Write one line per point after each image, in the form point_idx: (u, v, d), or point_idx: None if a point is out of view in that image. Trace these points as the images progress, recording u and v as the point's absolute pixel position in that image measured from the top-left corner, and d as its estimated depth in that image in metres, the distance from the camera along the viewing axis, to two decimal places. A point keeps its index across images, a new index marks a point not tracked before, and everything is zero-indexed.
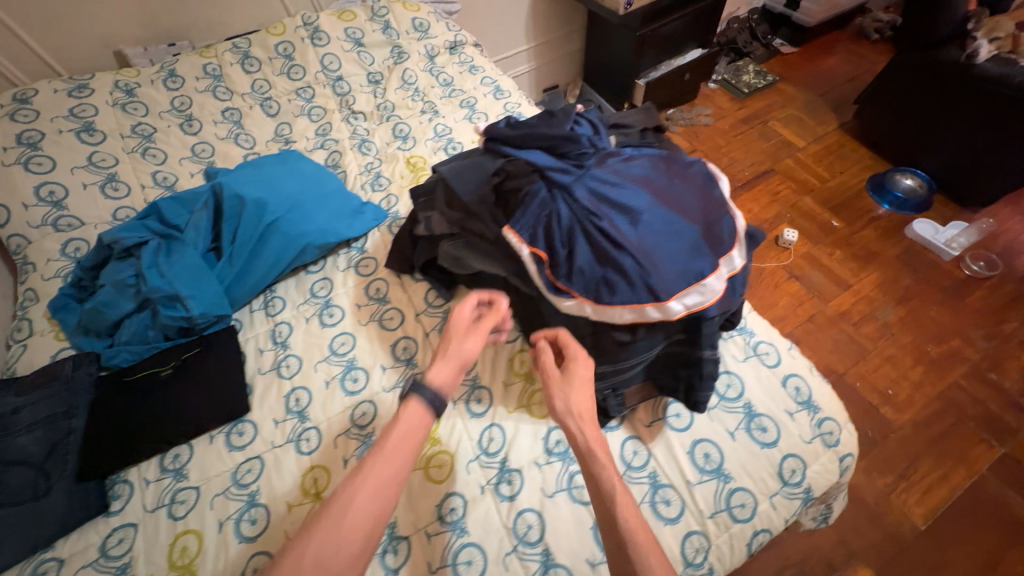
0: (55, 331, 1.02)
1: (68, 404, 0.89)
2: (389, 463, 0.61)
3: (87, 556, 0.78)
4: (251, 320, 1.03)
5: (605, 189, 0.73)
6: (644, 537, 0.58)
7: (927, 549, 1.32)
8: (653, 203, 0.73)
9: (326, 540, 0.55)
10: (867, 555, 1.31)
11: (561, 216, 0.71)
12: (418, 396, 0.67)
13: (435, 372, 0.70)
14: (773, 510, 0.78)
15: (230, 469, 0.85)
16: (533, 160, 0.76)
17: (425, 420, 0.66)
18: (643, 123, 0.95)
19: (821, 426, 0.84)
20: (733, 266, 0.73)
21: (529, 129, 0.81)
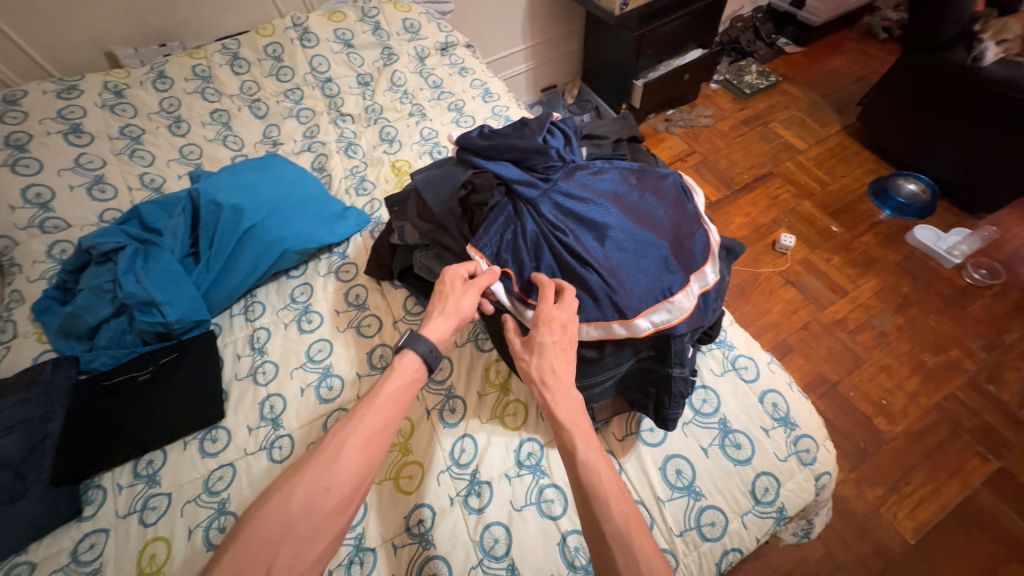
0: (38, 333, 1.03)
1: (46, 409, 0.89)
2: (380, 415, 0.62)
3: (59, 561, 0.79)
4: (230, 325, 1.03)
5: (571, 203, 0.74)
6: (613, 495, 0.57)
7: (916, 564, 1.29)
8: (620, 217, 0.74)
9: (286, 507, 0.55)
10: (854, 568, 1.29)
11: (528, 234, 0.73)
12: (413, 350, 0.67)
13: (432, 328, 0.68)
14: (745, 529, 0.77)
15: (202, 476, 0.85)
16: (500, 173, 0.77)
17: (420, 373, 0.67)
18: (618, 134, 0.96)
19: (798, 443, 0.82)
20: (705, 283, 0.74)
21: (502, 139, 0.81)
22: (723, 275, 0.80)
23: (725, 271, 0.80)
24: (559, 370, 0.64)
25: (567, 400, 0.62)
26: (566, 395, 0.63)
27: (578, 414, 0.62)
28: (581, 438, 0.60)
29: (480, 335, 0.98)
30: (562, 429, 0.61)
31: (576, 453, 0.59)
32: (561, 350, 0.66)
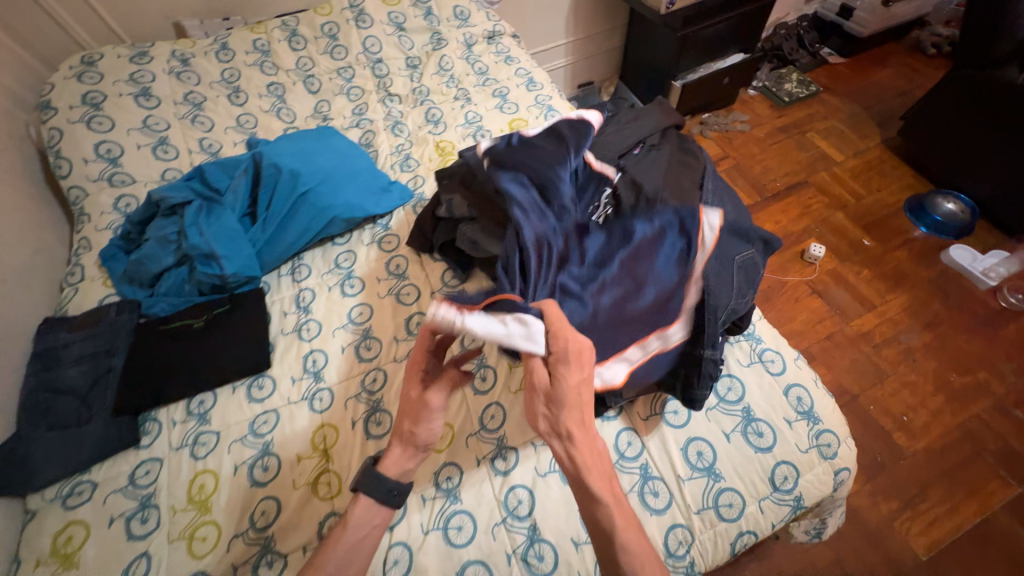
0: (103, 278, 1.11)
1: (109, 345, 0.98)
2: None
3: (118, 482, 0.86)
4: (278, 284, 1.09)
5: (575, 248, 0.71)
6: None
7: None
8: (625, 266, 0.69)
9: None
10: None
11: (534, 259, 0.67)
12: (368, 494, 0.73)
13: (391, 464, 0.75)
14: (761, 513, 0.80)
15: (248, 419, 0.91)
16: (511, 191, 0.71)
17: (378, 517, 0.74)
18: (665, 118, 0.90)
19: (819, 437, 0.84)
20: (665, 342, 0.72)
21: (531, 151, 0.77)
22: (749, 255, 0.79)
23: (749, 250, 0.78)
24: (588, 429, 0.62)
25: (598, 483, 0.61)
26: (597, 480, 0.61)
27: (615, 493, 0.62)
28: (618, 512, 0.61)
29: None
30: (598, 515, 0.61)
31: (613, 535, 0.60)
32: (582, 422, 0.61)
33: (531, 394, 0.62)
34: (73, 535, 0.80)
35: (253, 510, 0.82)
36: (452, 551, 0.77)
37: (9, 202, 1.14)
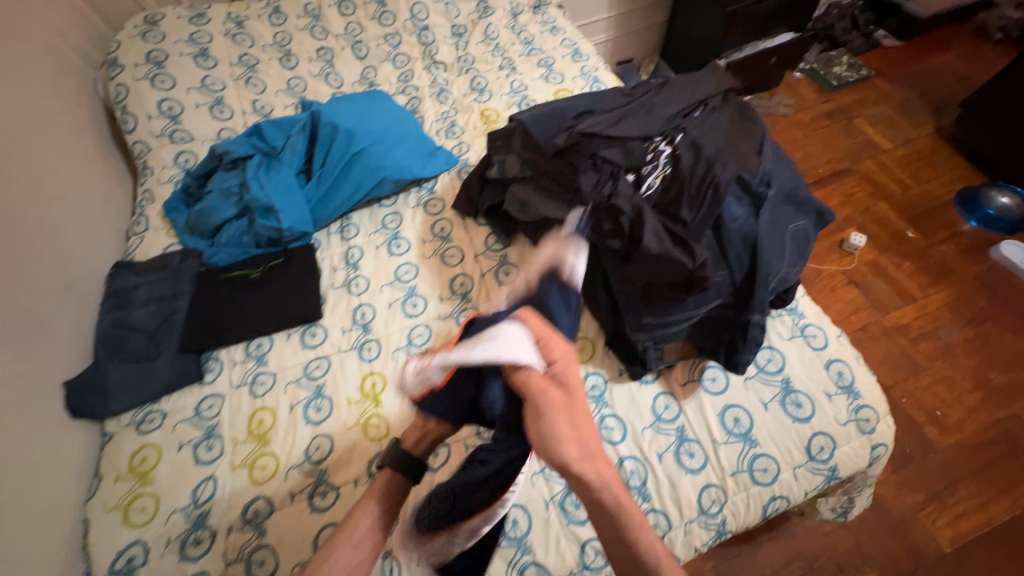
0: (165, 229, 1.17)
1: (175, 289, 1.04)
2: (358, 546, 0.68)
3: (185, 413, 0.92)
4: (328, 242, 1.13)
5: None
6: None
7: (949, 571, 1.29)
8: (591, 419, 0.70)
9: None
10: (882, 564, 1.30)
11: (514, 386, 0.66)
12: (391, 464, 0.76)
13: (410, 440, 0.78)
14: (795, 480, 0.81)
15: (302, 363, 0.97)
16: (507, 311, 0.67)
17: (399, 490, 0.75)
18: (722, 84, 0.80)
19: (858, 412, 0.85)
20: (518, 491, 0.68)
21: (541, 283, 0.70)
22: (802, 226, 0.79)
23: (802, 221, 0.78)
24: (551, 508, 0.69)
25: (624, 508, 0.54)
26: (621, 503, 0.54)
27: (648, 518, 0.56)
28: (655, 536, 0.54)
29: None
30: (639, 553, 0.53)
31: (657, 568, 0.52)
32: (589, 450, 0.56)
33: (548, 412, 0.57)
34: (147, 456, 0.87)
35: (308, 445, 0.87)
36: None
37: (80, 153, 1.21)
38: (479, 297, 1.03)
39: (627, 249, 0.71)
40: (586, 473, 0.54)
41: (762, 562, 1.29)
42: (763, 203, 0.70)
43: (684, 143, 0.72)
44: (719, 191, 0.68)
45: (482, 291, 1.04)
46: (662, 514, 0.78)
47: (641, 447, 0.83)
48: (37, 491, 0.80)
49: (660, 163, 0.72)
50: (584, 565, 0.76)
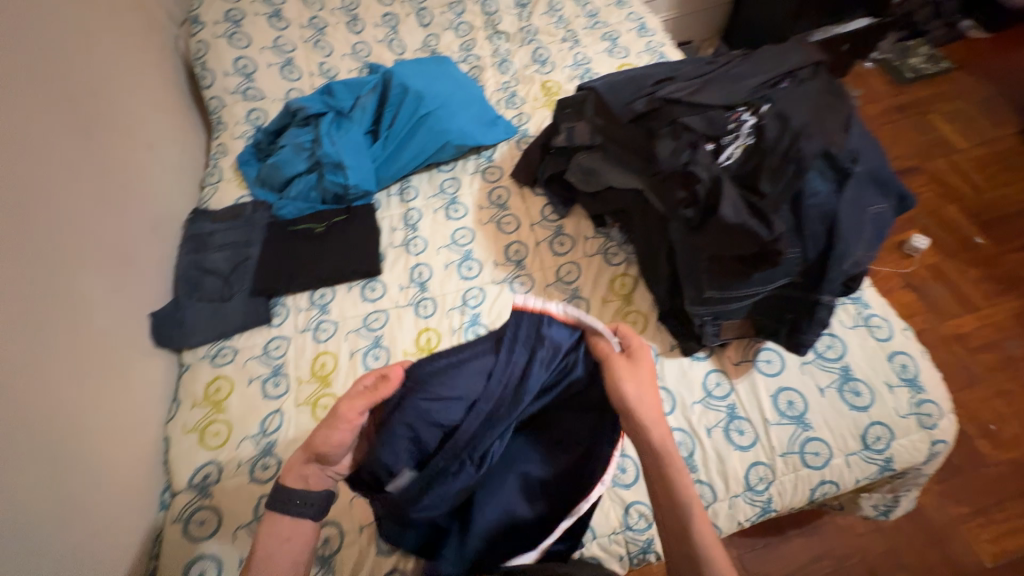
0: (237, 181, 1.24)
1: (247, 237, 1.11)
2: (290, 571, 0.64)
3: (255, 351, 0.98)
4: (388, 202, 1.17)
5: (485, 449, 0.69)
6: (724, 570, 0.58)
7: None
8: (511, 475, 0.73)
9: None
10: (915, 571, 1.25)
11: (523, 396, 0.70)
12: (281, 505, 0.66)
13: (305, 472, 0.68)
14: (847, 467, 0.80)
15: (361, 315, 1.01)
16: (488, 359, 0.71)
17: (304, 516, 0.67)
18: (814, 55, 0.77)
19: (920, 406, 0.82)
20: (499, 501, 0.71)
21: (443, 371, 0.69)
22: (881, 210, 0.76)
23: (882, 205, 0.76)
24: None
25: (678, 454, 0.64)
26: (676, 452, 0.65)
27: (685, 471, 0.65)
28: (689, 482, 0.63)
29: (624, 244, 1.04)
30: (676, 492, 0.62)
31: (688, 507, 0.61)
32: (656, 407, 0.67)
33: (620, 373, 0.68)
34: (221, 387, 0.94)
35: None
36: None
37: (164, 105, 1.28)
38: (533, 265, 1.05)
39: (698, 219, 0.71)
40: (647, 423, 0.65)
41: (788, 556, 1.27)
42: (849, 179, 0.68)
43: (769, 114, 0.71)
44: (803, 164, 0.67)
45: (536, 259, 1.05)
46: (707, 486, 0.79)
47: (690, 420, 0.84)
48: (127, 406, 0.88)
49: (743, 132, 0.72)
50: (627, 525, 0.78)
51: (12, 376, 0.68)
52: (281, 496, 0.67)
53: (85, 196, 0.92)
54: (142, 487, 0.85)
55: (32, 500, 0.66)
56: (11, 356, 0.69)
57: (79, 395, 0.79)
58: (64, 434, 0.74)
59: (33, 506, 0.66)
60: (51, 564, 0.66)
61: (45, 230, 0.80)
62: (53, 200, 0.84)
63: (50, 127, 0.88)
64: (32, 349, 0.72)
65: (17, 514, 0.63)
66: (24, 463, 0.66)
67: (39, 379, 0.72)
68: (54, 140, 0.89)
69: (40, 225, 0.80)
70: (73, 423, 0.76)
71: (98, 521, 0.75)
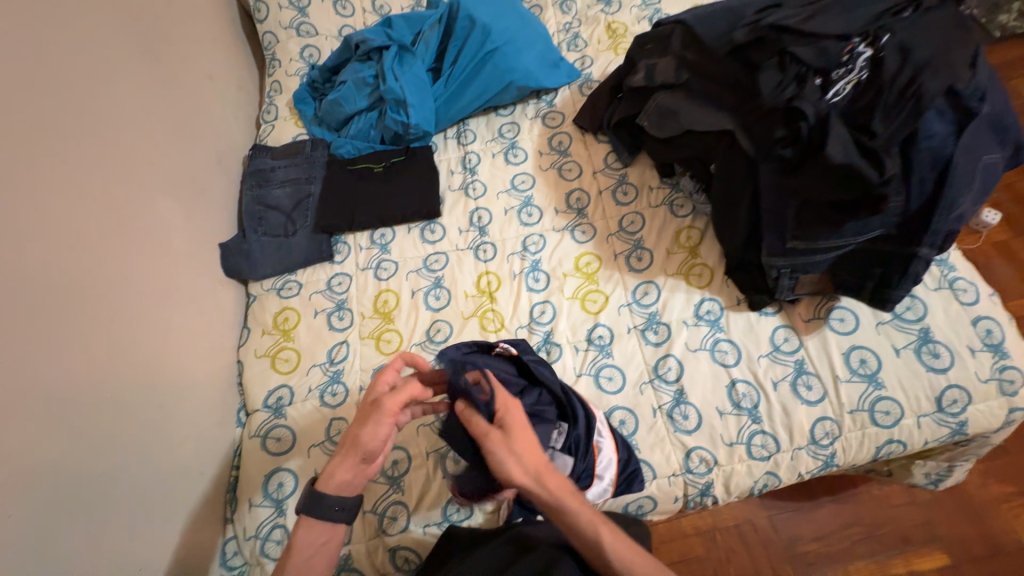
0: (294, 120, 1.22)
1: (308, 174, 1.11)
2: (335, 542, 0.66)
3: (319, 286, 1.00)
4: (445, 146, 1.15)
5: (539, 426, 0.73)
6: None
7: None
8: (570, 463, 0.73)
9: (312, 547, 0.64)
10: (950, 542, 1.11)
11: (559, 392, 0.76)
12: (314, 512, 0.65)
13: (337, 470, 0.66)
14: (917, 428, 0.78)
15: (421, 256, 1.02)
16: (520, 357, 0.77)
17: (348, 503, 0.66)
18: None
19: (1003, 372, 0.79)
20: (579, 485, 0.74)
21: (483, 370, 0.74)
22: (996, 160, 0.71)
23: (997, 154, 0.70)
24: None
25: (579, 507, 0.62)
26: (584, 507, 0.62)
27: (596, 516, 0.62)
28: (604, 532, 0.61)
29: (695, 195, 0.97)
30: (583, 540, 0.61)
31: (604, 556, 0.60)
32: (546, 466, 0.63)
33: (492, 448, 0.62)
34: (289, 317, 0.97)
35: (428, 328, 0.93)
36: (602, 396, 0.85)
37: (222, 40, 1.27)
38: (595, 214, 1.02)
39: (797, 159, 0.69)
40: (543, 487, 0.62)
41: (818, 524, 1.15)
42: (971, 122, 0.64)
43: (889, 46, 0.66)
44: (924, 103, 0.62)
45: (598, 208, 1.02)
46: (771, 437, 0.79)
47: (756, 373, 0.83)
48: (203, 330, 0.92)
49: (856, 66, 0.67)
50: (687, 469, 0.79)
51: (87, 285, 0.72)
52: (316, 503, 0.65)
53: (145, 115, 0.93)
54: (219, 403, 0.90)
55: (116, 399, 0.72)
56: (83, 263, 0.72)
57: (148, 304, 0.82)
58: (142, 344, 0.78)
59: (116, 401, 0.71)
60: (128, 453, 0.71)
61: (105, 142, 0.82)
62: (117, 122, 0.86)
63: (105, 44, 0.89)
64: (104, 260, 0.76)
65: (89, 398, 0.68)
66: (98, 358, 0.71)
67: (114, 290, 0.76)
68: (108, 53, 0.89)
69: (98, 133, 0.81)
70: (146, 329, 0.80)
71: (169, 422, 0.80)
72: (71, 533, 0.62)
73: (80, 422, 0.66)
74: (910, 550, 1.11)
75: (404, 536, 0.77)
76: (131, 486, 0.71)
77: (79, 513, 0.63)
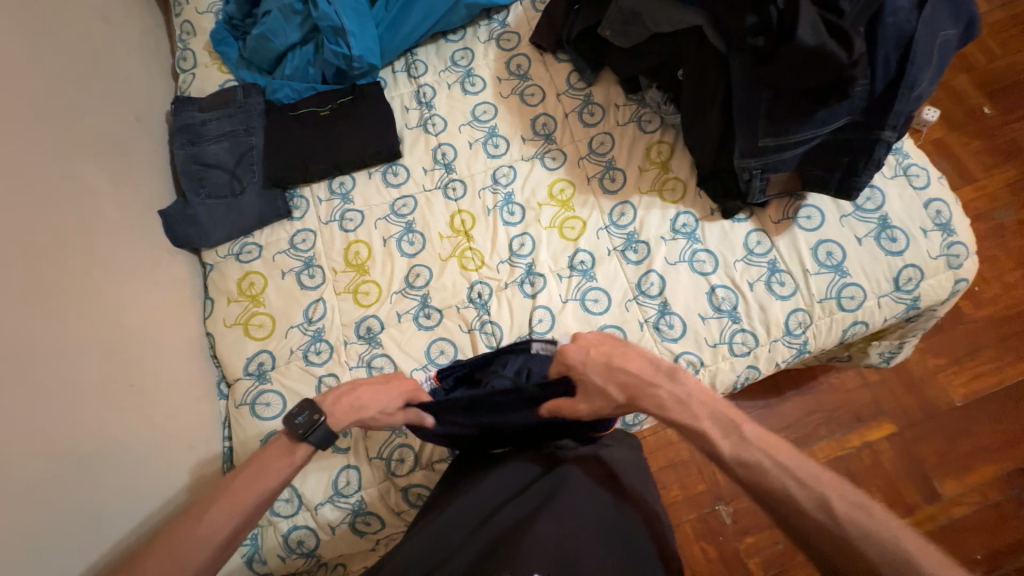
0: (217, 65, 1.09)
1: (245, 125, 1.00)
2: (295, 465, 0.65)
3: (281, 246, 0.94)
4: (395, 81, 1.06)
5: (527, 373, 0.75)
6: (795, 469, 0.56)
7: (961, 424, 1.16)
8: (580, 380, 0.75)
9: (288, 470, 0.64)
10: (896, 414, 1.18)
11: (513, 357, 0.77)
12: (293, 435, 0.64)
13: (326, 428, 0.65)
14: (878, 308, 0.84)
15: (387, 202, 0.96)
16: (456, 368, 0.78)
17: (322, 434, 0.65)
18: None
19: (950, 247, 0.84)
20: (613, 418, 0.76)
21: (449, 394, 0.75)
22: (951, 36, 0.73)
23: (953, 30, 0.72)
24: (640, 484, 0.69)
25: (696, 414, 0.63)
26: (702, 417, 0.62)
27: (726, 413, 0.62)
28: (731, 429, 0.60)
29: (662, 106, 0.94)
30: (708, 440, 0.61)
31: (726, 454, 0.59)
32: (653, 377, 0.66)
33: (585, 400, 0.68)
34: (254, 281, 0.91)
35: (407, 275, 0.90)
36: (590, 317, 0.86)
37: None
38: (564, 139, 0.98)
39: (768, 48, 0.72)
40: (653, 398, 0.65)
41: (782, 414, 1.20)
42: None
43: None
44: None
45: (566, 132, 0.98)
46: (750, 333, 0.84)
47: (733, 277, 0.86)
48: (158, 303, 0.85)
49: None
50: None
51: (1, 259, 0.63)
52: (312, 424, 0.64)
53: (32, 62, 0.79)
54: (193, 379, 0.85)
55: (68, 380, 0.66)
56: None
57: (83, 279, 0.74)
58: (86, 321, 0.71)
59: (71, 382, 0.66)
60: (99, 435, 0.67)
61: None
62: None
63: None
64: (15, 232, 0.66)
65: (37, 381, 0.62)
66: (36, 340, 0.64)
67: (37, 265, 0.68)
68: None
69: None
70: (86, 305, 0.72)
71: (139, 401, 0.75)
72: (47, 518, 0.58)
73: (34, 406, 0.60)
74: (862, 426, 1.18)
75: (414, 475, 0.79)
76: (111, 466, 0.67)
77: (52, 498, 0.59)
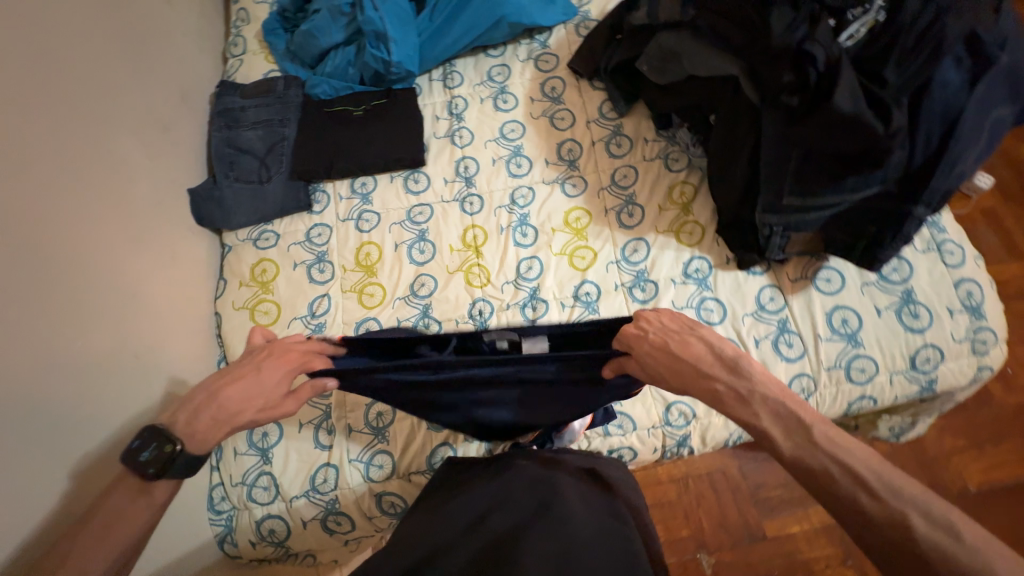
0: (264, 54, 1.13)
1: (281, 116, 1.03)
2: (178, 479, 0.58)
3: (297, 237, 0.96)
4: (430, 88, 1.07)
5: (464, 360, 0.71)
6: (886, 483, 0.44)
7: (974, 513, 1.09)
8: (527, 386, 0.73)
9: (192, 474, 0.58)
10: None
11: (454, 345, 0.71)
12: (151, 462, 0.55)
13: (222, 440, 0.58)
14: (889, 385, 0.80)
15: (404, 208, 0.97)
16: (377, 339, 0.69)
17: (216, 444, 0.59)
18: None
19: (977, 332, 0.80)
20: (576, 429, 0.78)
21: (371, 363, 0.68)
22: (1005, 114, 0.69)
23: (1008, 108, 0.69)
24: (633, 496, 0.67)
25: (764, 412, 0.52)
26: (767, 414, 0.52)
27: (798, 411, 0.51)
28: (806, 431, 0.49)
29: (690, 147, 0.94)
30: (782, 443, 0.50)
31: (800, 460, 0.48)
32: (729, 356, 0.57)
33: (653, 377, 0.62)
34: (266, 269, 0.94)
35: (412, 282, 0.91)
36: None
37: None
38: (587, 166, 0.98)
39: (803, 108, 0.69)
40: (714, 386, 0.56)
41: None
42: (986, 72, 0.64)
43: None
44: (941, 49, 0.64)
45: (590, 160, 0.98)
46: None
47: (739, 331, 0.83)
48: (173, 277, 0.88)
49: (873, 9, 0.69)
50: (666, 422, 0.81)
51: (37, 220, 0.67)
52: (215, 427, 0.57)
53: (92, 36, 0.83)
54: (194, 356, 0.87)
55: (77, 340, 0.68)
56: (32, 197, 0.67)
57: (107, 245, 0.77)
58: (103, 285, 0.74)
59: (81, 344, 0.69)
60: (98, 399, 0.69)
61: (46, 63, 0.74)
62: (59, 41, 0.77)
63: None
64: (52, 195, 0.70)
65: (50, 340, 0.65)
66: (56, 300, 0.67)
67: (68, 229, 0.71)
68: None
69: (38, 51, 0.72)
70: (106, 270, 0.76)
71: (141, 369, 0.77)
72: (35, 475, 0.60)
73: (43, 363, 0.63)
74: None
75: (388, 483, 0.79)
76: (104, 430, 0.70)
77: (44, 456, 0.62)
